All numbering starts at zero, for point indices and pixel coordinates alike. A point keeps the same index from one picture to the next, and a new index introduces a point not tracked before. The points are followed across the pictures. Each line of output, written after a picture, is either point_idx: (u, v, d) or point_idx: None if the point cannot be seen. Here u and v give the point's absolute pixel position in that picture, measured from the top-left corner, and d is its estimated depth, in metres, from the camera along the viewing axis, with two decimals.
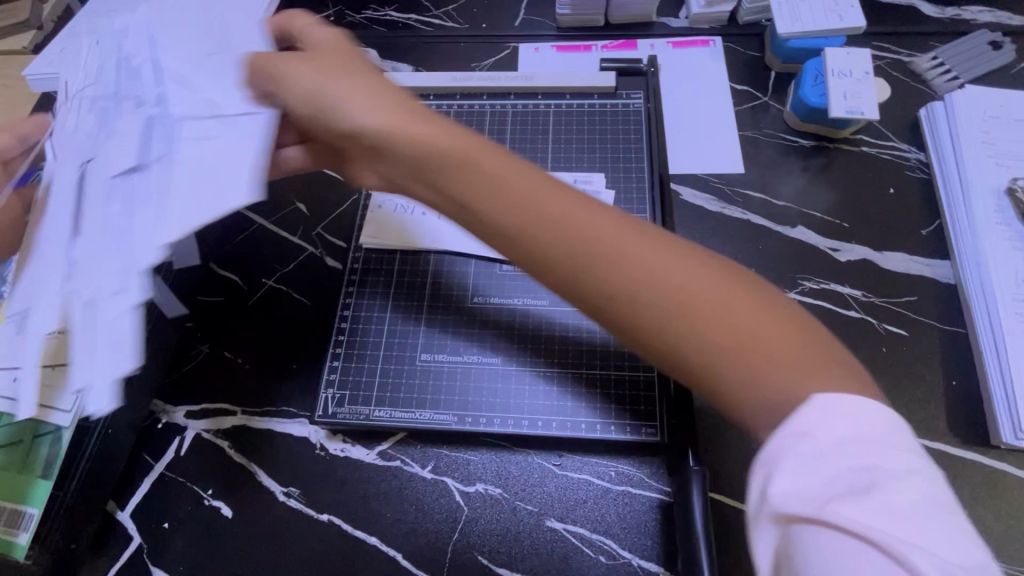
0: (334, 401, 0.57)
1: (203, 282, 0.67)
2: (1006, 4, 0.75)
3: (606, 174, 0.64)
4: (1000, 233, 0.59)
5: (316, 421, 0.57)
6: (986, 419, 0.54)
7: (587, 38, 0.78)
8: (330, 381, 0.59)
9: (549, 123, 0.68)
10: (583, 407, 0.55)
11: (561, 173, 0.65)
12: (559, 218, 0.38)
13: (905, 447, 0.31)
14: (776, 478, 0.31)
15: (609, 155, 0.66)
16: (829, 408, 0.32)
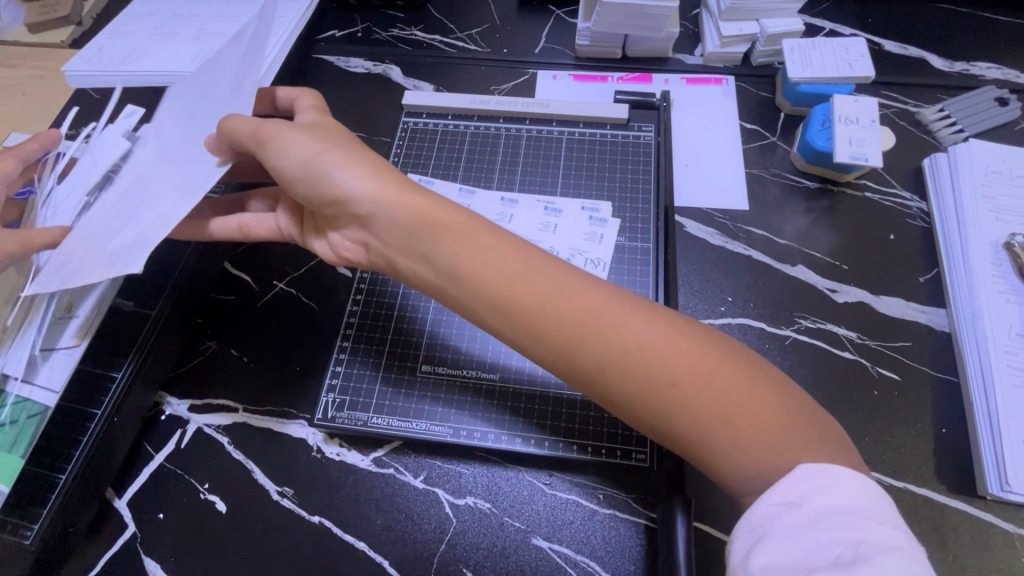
0: (335, 406, 0.59)
1: (217, 281, 0.69)
2: (1013, 62, 0.77)
3: (613, 203, 0.66)
4: (997, 285, 0.60)
5: (314, 422, 0.59)
6: (973, 468, 0.54)
7: (603, 69, 0.81)
8: (332, 384, 0.60)
9: (561, 149, 0.70)
10: (576, 427, 0.56)
11: (569, 199, 0.67)
12: (575, 314, 0.41)
13: (888, 523, 0.33)
14: (761, 548, 0.34)
15: (617, 184, 0.68)
16: (811, 476, 0.35)
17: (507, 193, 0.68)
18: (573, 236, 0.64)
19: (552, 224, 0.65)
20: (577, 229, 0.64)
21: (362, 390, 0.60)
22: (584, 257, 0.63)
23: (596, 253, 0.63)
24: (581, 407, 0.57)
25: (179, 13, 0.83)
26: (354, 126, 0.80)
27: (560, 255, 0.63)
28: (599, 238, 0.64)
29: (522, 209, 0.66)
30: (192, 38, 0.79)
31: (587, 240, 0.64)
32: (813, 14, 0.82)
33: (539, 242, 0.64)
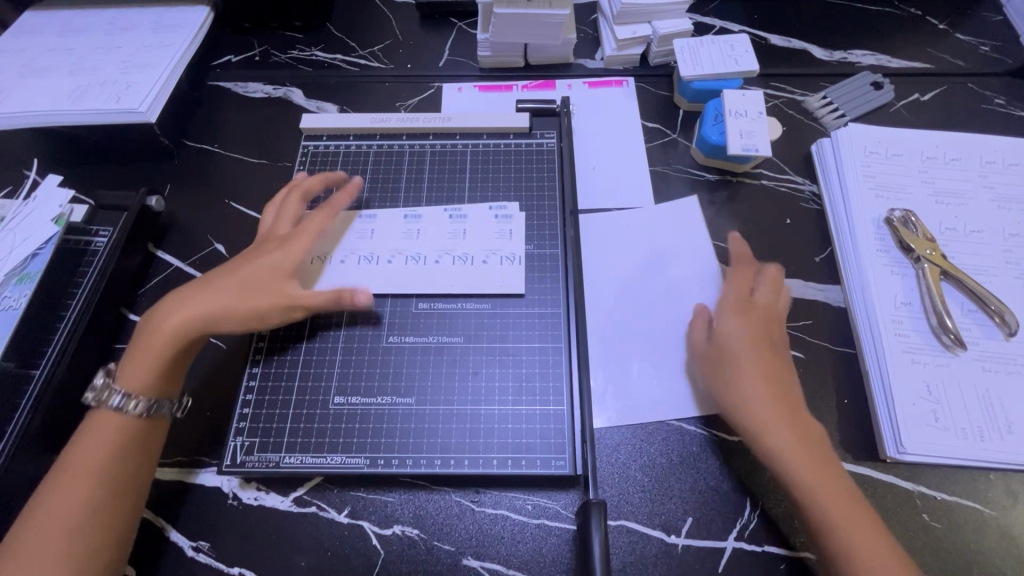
0: (244, 450, 0.56)
1: (114, 329, 0.65)
2: (885, 49, 0.82)
3: (520, 203, 0.67)
4: (881, 259, 0.63)
5: (223, 470, 0.55)
6: (875, 434, 0.57)
7: (508, 78, 0.82)
8: (240, 428, 0.57)
9: (466, 161, 0.70)
10: (495, 442, 0.56)
11: (477, 200, 0.67)
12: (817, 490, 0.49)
13: None
14: None
15: (523, 184, 0.69)
16: None
17: (408, 209, 0.67)
18: (485, 233, 0.64)
19: (461, 229, 0.65)
20: (486, 230, 0.65)
21: (273, 430, 0.57)
22: (500, 254, 0.63)
23: (514, 246, 0.64)
24: (500, 419, 0.57)
25: (53, 47, 0.78)
26: (256, 152, 0.77)
27: (474, 258, 0.63)
28: (509, 233, 0.64)
29: (427, 223, 0.65)
30: (69, 72, 0.75)
31: (499, 236, 0.64)
32: (702, 13, 0.86)
33: (453, 251, 0.63)
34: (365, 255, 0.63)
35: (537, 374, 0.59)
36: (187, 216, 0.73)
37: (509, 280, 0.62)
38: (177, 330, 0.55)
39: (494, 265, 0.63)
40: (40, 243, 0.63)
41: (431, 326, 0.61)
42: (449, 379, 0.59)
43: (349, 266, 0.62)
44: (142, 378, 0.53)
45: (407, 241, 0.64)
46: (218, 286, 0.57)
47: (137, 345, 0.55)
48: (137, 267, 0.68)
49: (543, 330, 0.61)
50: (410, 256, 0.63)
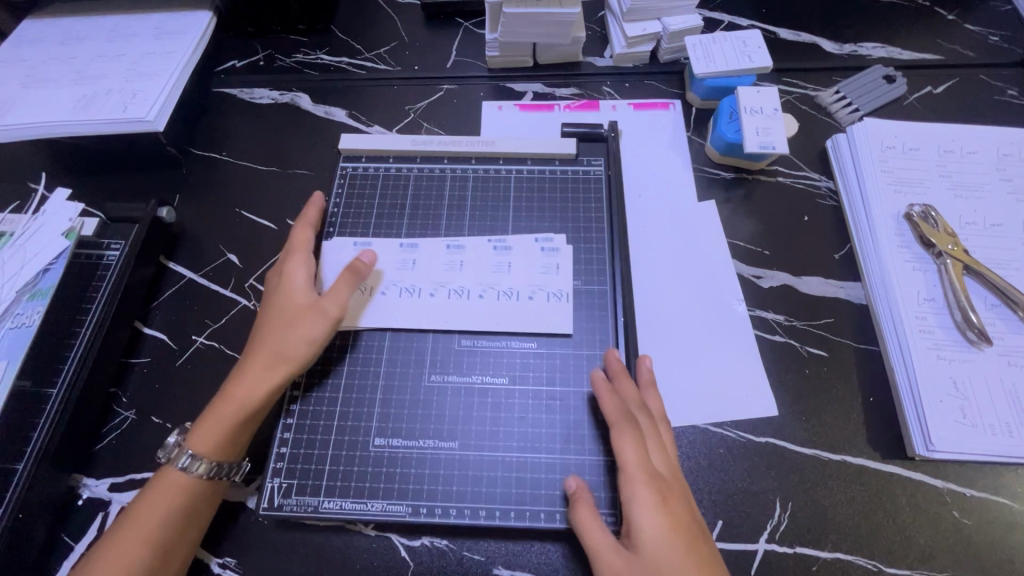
0: (280, 492, 0.54)
1: (129, 344, 0.64)
2: (896, 41, 0.82)
3: (565, 232, 0.66)
4: (902, 255, 0.63)
5: (260, 512, 0.53)
6: (902, 432, 0.57)
7: (552, 98, 0.79)
8: (277, 469, 0.55)
9: (509, 188, 0.69)
10: (543, 492, 0.54)
11: (522, 230, 0.66)
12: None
13: None
14: None
15: (567, 215, 0.67)
16: None
17: (451, 239, 0.65)
18: (520, 257, 0.63)
19: (506, 263, 0.63)
20: (531, 262, 0.63)
21: (311, 474, 0.55)
22: (550, 291, 0.61)
23: (563, 283, 0.62)
24: (547, 466, 0.55)
25: (54, 56, 0.76)
26: (265, 160, 0.76)
27: (520, 294, 0.61)
28: (556, 268, 0.63)
29: (470, 253, 0.64)
30: (72, 81, 0.73)
31: (543, 270, 0.63)
32: (711, 8, 0.85)
33: (497, 285, 0.62)
34: (406, 288, 0.62)
35: (585, 419, 0.56)
36: (198, 226, 0.71)
37: (558, 317, 0.60)
38: (239, 395, 0.53)
39: (539, 301, 0.61)
40: (51, 259, 0.61)
41: (475, 365, 0.59)
42: (494, 422, 0.57)
43: (389, 300, 0.61)
44: (210, 443, 0.52)
45: (452, 275, 0.62)
46: (264, 336, 0.56)
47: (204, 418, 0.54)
48: (149, 279, 0.67)
49: (591, 371, 0.58)
50: (450, 288, 0.62)
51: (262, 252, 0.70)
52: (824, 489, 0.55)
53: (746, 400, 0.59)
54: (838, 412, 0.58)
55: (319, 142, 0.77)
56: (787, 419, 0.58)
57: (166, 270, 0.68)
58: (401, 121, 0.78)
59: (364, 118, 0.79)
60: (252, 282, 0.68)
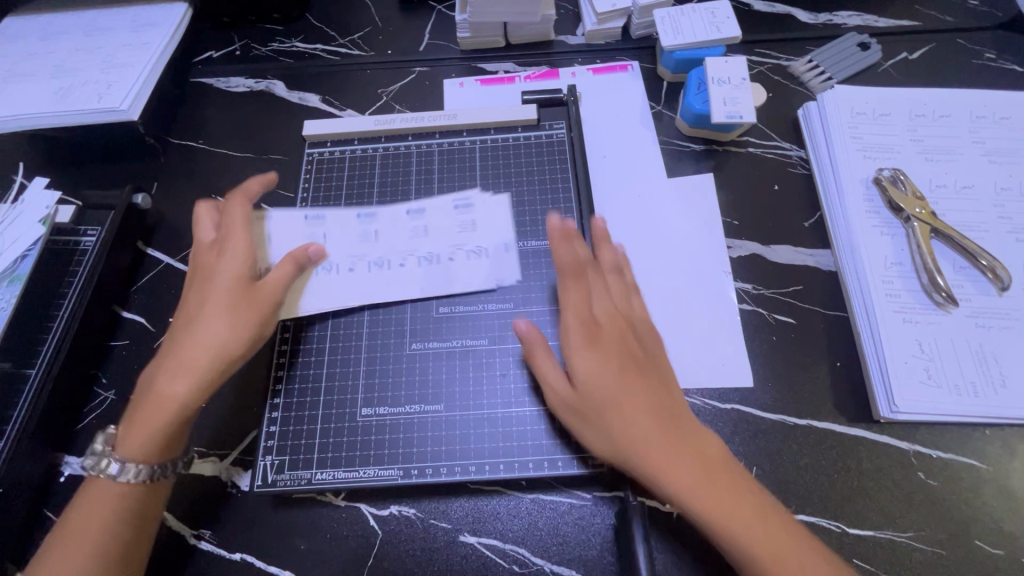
0: (274, 469, 0.55)
1: (109, 327, 0.66)
2: (871, 8, 0.81)
3: (534, 207, 0.65)
4: (871, 221, 0.63)
5: (255, 490, 0.54)
6: (869, 397, 0.57)
7: (509, 71, 0.80)
8: (268, 447, 0.55)
9: (475, 159, 0.69)
10: (529, 444, 0.54)
11: (436, 198, 0.66)
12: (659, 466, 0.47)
13: None
14: None
15: (536, 189, 0.67)
16: None
17: (365, 210, 0.66)
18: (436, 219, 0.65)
19: (422, 226, 0.64)
20: (448, 222, 0.64)
21: (302, 447, 0.55)
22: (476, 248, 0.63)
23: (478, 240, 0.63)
24: (519, 433, 0.55)
25: (33, 51, 0.78)
26: (240, 147, 0.77)
27: (441, 256, 0.62)
28: (472, 223, 0.64)
29: (382, 224, 0.64)
30: (51, 74, 0.75)
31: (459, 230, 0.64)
32: None
33: (415, 250, 0.62)
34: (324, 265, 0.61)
35: None
36: (176, 213, 0.73)
37: (481, 271, 0.61)
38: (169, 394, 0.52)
39: (458, 260, 0.62)
40: (28, 245, 0.63)
41: (454, 329, 0.59)
42: (476, 384, 0.57)
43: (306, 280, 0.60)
44: (142, 441, 0.51)
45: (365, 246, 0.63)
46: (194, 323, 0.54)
47: (135, 415, 0.52)
48: (126, 265, 0.69)
49: None
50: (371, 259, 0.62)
51: None
52: (790, 453, 0.55)
53: (727, 372, 0.59)
54: (806, 378, 0.58)
55: (294, 126, 0.78)
56: (753, 385, 0.58)
57: (144, 256, 0.70)
58: (374, 104, 0.79)
59: (338, 103, 0.80)
60: None
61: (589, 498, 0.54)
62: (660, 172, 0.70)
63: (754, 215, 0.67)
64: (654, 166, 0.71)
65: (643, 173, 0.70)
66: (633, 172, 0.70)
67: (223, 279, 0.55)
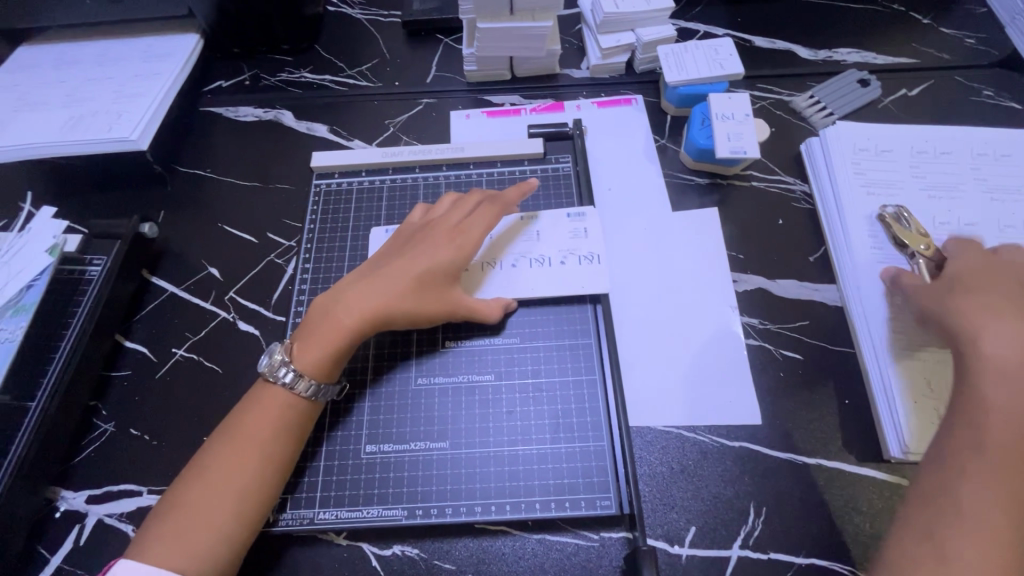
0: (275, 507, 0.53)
1: (112, 357, 0.65)
2: (870, 45, 0.82)
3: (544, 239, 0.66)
4: (876, 257, 0.63)
5: None
6: (877, 435, 0.57)
7: (515, 103, 0.81)
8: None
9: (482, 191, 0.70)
10: (536, 484, 0.53)
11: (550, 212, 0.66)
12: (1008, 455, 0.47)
13: None
14: None
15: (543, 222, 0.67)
16: None
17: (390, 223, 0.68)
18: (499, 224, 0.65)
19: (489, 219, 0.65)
20: (560, 230, 0.64)
21: (305, 484, 0.54)
22: (562, 254, 0.63)
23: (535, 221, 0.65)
24: (526, 472, 0.54)
25: (45, 81, 0.79)
26: (248, 176, 0.78)
27: (553, 260, 0.62)
28: (584, 233, 0.64)
29: (546, 224, 0.65)
30: (61, 105, 0.76)
31: (525, 239, 0.64)
32: (686, 19, 0.86)
33: (530, 253, 0.63)
34: (536, 258, 0.62)
35: (573, 409, 0.56)
36: (182, 241, 0.73)
37: (541, 281, 0.61)
38: (348, 324, 0.54)
39: (524, 268, 0.62)
40: (34, 275, 0.63)
41: (460, 364, 0.59)
42: (482, 420, 0.56)
43: (520, 270, 0.62)
44: (316, 363, 0.52)
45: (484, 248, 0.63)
46: (389, 278, 0.56)
47: (312, 331, 0.54)
48: (131, 295, 0.68)
49: (575, 362, 0.59)
50: (530, 260, 0.63)
51: (242, 266, 0.71)
52: (801, 491, 0.55)
53: (736, 408, 0.58)
54: (815, 415, 0.58)
55: (302, 156, 0.79)
56: (761, 422, 0.58)
57: (149, 285, 0.70)
58: (381, 135, 0.80)
59: (345, 133, 0.81)
60: (233, 294, 0.69)
61: (597, 539, 0.52)
62: (665, 205, 0.71)
63: (761, 249, 0.67)
64: (659, 199, 0.71)
65: (647, 206, 0.71)
66: (638, 205, 0.71)
67: (424, 270, 0.56)
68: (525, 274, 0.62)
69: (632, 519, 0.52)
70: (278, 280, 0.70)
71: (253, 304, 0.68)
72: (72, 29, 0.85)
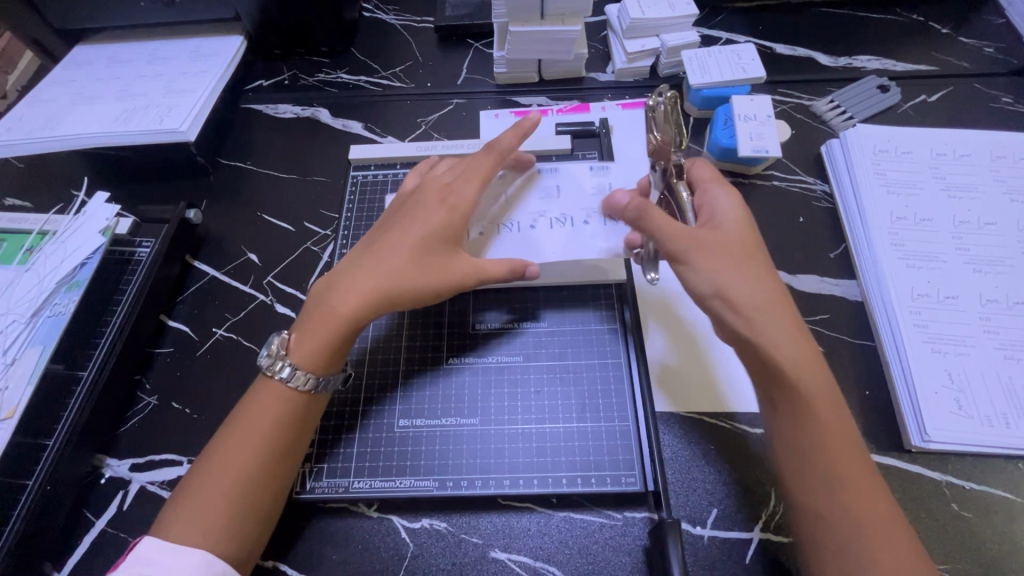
0: (312, 475, 0.56)
1: (156, 335, 0.69)
2: (890, 53, 0.84)
3: None
4: (897, 253, 0.64)
5: (291, 497, 0.55)
6: (899, 426, 0.57)
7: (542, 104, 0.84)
8: (307, 454, 0.57)
9: None
10: (563, 461, 0.55)
11: (574, 164, 0.65)
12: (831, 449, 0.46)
13: None
14: None
15: None
16: None
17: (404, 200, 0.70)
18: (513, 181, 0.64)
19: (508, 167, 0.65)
20: (582, 185, 0.63)
21: (341, 455, 0.57)
22: (586, 213, 0.61)
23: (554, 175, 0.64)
24: (553, 449, 0.56)
25: (100, 77, 0.84)
26: (286, 168, 0.82)
27: (573, 219, 0.61)
28: (607, 186, 0.63)
29: (564, 177, 0.63)
30: (115, 98, 0.80)
31: (543, 195, 0.62)
32: (709, 26, 0.89)
33: (549, 213, 0.61)
34: (557, 218, 0.61)
35: (599, 391, 0.58)
36: (223, 228, 0.77)
37: (563, 243, 0.59)
38: (347, 302, 0.54)
39: (543, 230, 0.60)
40: (89, 252, 0.66)
41: (489, 346, 0.61)
42: (511, 399, 0.58)
43: (541, 231, 0.60)
44: (311, 349, 0.53)
45: (496, 209, 0.62)
46: (383, 257, 0.55)
47: (309, 321, 0.55)
48: (175, 276, 0.72)
49: (601, 346, 0.61)
50: (553, 217, 0.61)
51: (280, 252, 0.74)
52: None
53: None
54: None
55: (338, 150, 0.83)
56: None
57: (191, 268, 0.74)
58: (414, 131, 0.83)
59: (379, 130, 0.84)
60: (271, 279, 0.72)
61: (620, 517, 0.53)
62: None
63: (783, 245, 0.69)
64: None
65: None
66: None
67: (421, 241, 0.55)
68: (545, 234, 0.60)
69: (656, 498, 0.53)
70: (314, 266, 0.73)
71: (290, 288, 0.71)
72: (126, 30, 0.90)
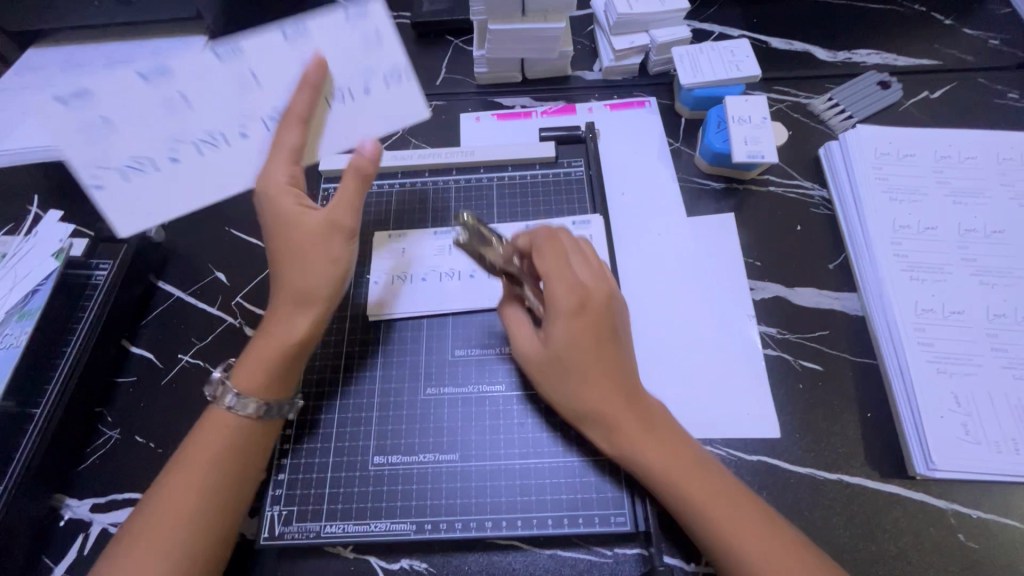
0: (282, 519, 0.52)
1: (117, 363, 0.65)
2: (891, 46, 0.80)
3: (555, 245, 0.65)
4: (899, 265, 0.61)
5: (260, 543, 0.51)
6: (902, 450, 0.55)
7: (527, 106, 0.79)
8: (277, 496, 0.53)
9: (492, 196, 0.68)
10: (548, 499, 0.52)
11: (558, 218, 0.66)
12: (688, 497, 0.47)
13: None
14: None
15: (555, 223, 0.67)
16: None
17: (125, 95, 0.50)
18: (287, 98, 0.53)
19: (176, 92, 0.52)
20: None
21: (312, 497, 0.53)
22: (361, 76, 0.54)
23: (245, 65, 0.52)
24: (537, 485, 0.53)
25: None
26: None
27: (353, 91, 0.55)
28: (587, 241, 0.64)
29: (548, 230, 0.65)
30: None
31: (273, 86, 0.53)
32: (701, 20, 0.84)
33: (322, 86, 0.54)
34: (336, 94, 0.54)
35: None
36: (188, 244, 0.72)
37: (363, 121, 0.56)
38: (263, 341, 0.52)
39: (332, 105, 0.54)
40: (40, 280, 0.60)
41: (470, 374, 0.58)
42: (493, 432, 0.55)
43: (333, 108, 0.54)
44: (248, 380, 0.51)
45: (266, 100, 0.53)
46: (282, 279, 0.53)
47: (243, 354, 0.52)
48: (137, 299, 0.68)
49: None
50: None
51: (248, 270, 0.70)
52: (821, 508, 0.53)
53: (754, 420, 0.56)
54: (841, 429, 0.56)
55: None
56: (780, 435, 0.56)
57: (155, 289, 0.69)
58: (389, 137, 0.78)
59: None
60: (239, 300, 0.68)
61: (610, 555, 0.51)
62: (674, 210, 0.69)
63: (778, 256, 0.65)
64: (672, 203, 0.70)
65: (658, 211, 0.69)
66: (651, 210, 0.69)
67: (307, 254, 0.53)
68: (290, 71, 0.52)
69: (647, 535, 0.50)
70: None
71: (260, 309, 0.67)
72: None
